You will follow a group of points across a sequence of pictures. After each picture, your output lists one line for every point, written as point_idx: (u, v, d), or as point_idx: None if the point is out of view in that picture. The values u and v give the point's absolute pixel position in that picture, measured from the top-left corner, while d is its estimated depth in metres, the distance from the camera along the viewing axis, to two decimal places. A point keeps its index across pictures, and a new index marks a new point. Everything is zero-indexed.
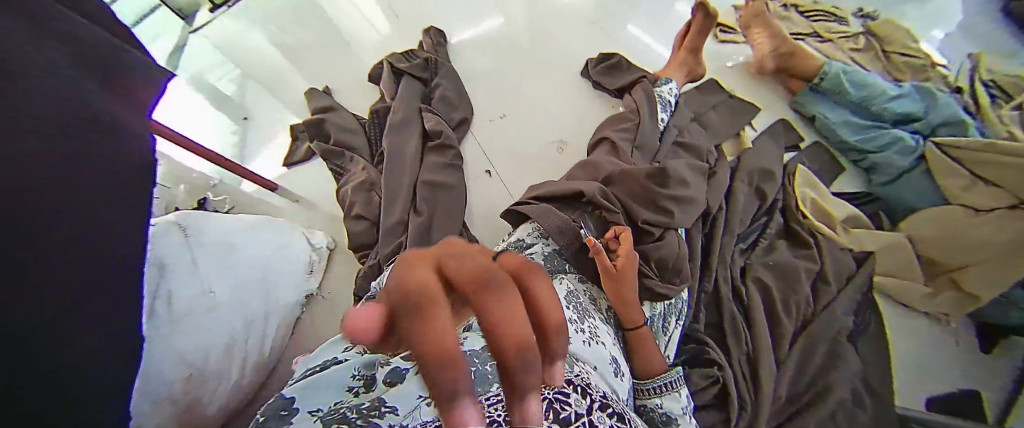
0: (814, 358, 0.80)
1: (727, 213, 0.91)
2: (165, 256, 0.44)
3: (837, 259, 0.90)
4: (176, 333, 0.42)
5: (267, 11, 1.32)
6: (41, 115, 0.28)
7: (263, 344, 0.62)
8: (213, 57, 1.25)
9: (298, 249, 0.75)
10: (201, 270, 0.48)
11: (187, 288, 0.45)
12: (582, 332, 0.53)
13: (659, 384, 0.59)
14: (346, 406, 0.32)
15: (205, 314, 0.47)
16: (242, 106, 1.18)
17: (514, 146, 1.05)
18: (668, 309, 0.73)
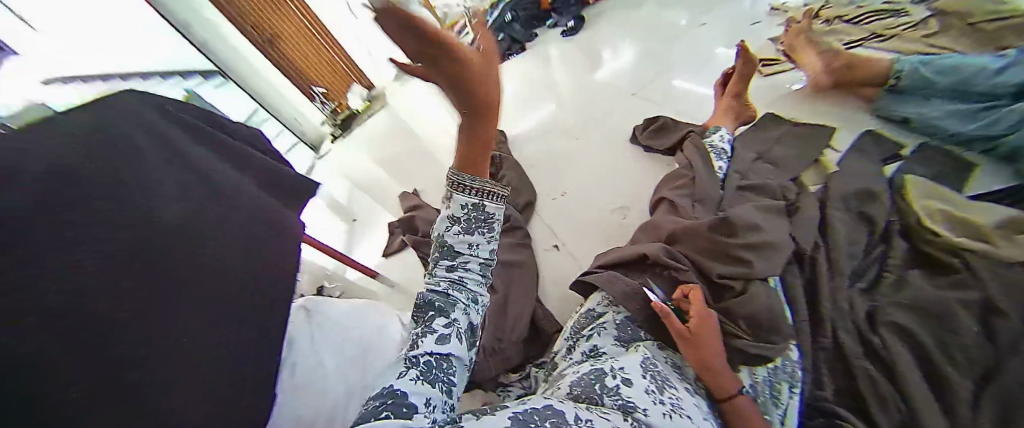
0: (1021, 427, 0.58)
1: (829, 250, 0.80)
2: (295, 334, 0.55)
3: (1017, 284, 0.68)
4: (296, 399, 0.50)
5: (371, 139, 1.71)
6: (216, 248, 0.38)
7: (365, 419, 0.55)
8: (332, 175, 1.62)
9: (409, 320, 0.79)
10: (318, 345, 0.56)
11: (304, 360, 0.53)
12: (661, 403, 0.51)
13: None
14: None
15: (317, 383, 0.53)
16: (352, 215, 1.46)
17: (576, 217, 1.11)
18: (775, 371, 0.65)
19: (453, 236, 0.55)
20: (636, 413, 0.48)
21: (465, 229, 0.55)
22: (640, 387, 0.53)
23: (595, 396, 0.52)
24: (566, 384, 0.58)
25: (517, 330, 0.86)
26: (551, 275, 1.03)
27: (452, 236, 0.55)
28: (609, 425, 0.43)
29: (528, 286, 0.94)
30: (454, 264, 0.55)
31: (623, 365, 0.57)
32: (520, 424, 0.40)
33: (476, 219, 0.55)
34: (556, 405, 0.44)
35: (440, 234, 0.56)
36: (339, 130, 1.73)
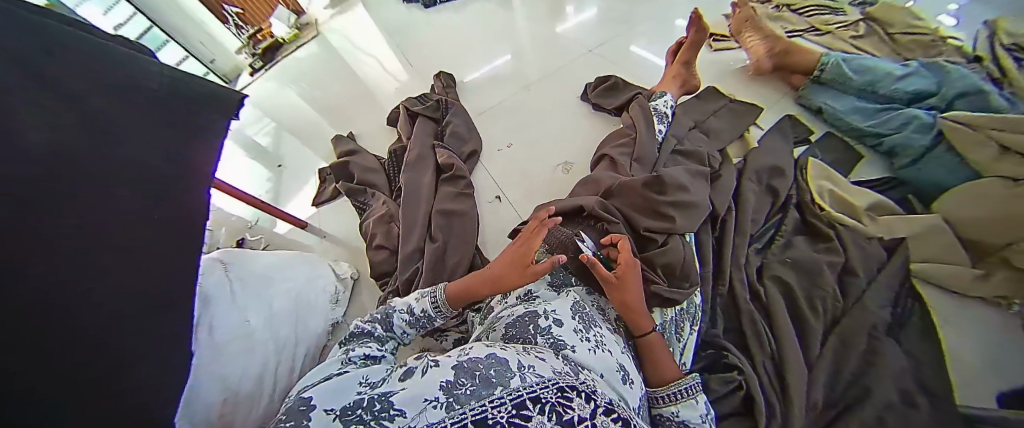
0: (850, 358, 0.75)
1: (737, 214, 0.91)
2: (210, 293, 0.54)
3: (862, 251, 0.85)
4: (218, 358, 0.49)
5: (297, 73, 1.53)
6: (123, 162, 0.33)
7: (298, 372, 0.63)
8: (253, 113, 1.45)
9: (326, 279, 0.86)
10: (238, 307, 0.57)
11: (224, 321, 0.53)
12: (587, 340, 0.55)
13: (673, 391, 0.59)
14: (360, 405, 0.36)
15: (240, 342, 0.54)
16: (279, 158, 1.32)
17: (520, 170, 1.10)
18: (681, 313, 0.74)
19: (401, 321, 0.64)
20: (565, 349, 0.52)
21: (414, 324, 0.65)
22: (570, 327, 0.57)
23: (527, 335, 0.55)
24: (501, 325, 0.60)
25: (456, 275, 0.86)
26: (493, 225, 1.02)
27: (399, 319, 0.64)
28: (541, 362, 0.45)
29: (468, 234, 0.93)
30: (388, 333, 0.62)
31: (555, 308, 0.60)
32: (464, 373, 0.40)
33: (421, 322, 0.66)
34: (496, 353, 0.44)
35: (390, 313, 0.65)
36: (261, 61, 1.56)
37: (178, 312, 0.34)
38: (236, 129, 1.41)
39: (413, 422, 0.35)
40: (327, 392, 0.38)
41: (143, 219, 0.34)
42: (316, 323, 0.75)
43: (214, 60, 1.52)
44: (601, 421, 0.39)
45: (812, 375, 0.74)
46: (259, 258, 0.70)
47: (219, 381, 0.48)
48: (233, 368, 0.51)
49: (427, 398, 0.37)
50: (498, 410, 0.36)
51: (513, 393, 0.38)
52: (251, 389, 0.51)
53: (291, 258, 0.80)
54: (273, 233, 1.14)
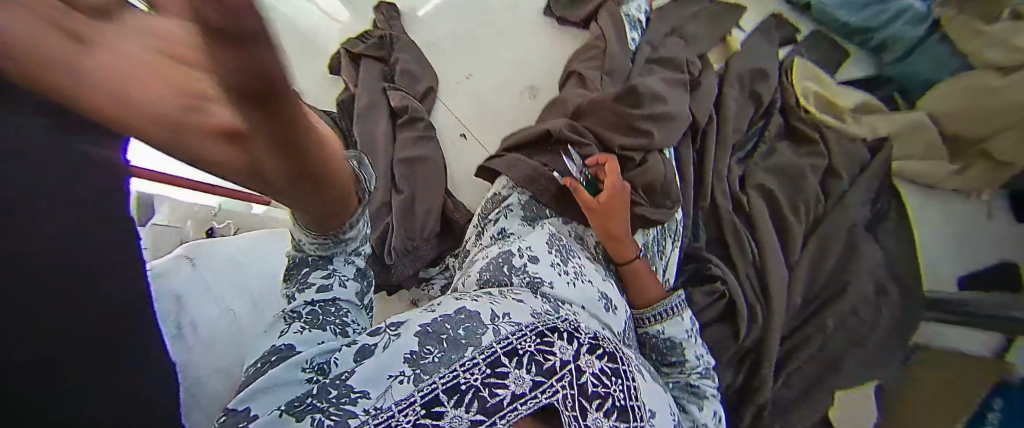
0: (829, 258, 0.79)
1: (720, 123, 0.85)
2: (176, 289, 0.51)
3: (847, 153, 0.84)
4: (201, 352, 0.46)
5: None
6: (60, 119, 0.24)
7: None
8: None
9: None
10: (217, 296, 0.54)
11: (204, 314, 0.51)
12: (565, 274, 0.52)
13: (659, 311, 0.58)
14: (313, 396, 0.31)
15: (230, 328, 0.51)
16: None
17: (487, 100, 1.00)
18: (666, 230, 0.72)
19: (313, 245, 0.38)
20: (542, 286, 0.48)
21: (333, 245, 0.38)
22: (546, 262, 0.53)
23: (502, 277, 0.51)
24: (476, 268, 0.56)
25: (430, 225, 0.82)
26: (460, 164, 0.95)
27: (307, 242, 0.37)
28: (518, 305, 0.42)
29: (435, 180, 0.86)
30: (324, 274, 0.40)
31: (529, 244, 0.56)
32: (428, 337, 0.36)
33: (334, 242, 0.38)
34: (466, 306, 0.40)
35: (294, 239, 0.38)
36: None
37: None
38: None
39: (380, 402, 0.30)
40: (267, 381, 0.31)
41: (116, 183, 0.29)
42: None
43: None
44: (586, 361, 0.37)
45: (792, 280, 0.78)
46: (231, 242, 0.66)
47: (217, 371, 0.46)
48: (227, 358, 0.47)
49: (391, 374, 0.32)
50: (470, 372, 0.33)
51: (486, 351, 0.35)
52: None
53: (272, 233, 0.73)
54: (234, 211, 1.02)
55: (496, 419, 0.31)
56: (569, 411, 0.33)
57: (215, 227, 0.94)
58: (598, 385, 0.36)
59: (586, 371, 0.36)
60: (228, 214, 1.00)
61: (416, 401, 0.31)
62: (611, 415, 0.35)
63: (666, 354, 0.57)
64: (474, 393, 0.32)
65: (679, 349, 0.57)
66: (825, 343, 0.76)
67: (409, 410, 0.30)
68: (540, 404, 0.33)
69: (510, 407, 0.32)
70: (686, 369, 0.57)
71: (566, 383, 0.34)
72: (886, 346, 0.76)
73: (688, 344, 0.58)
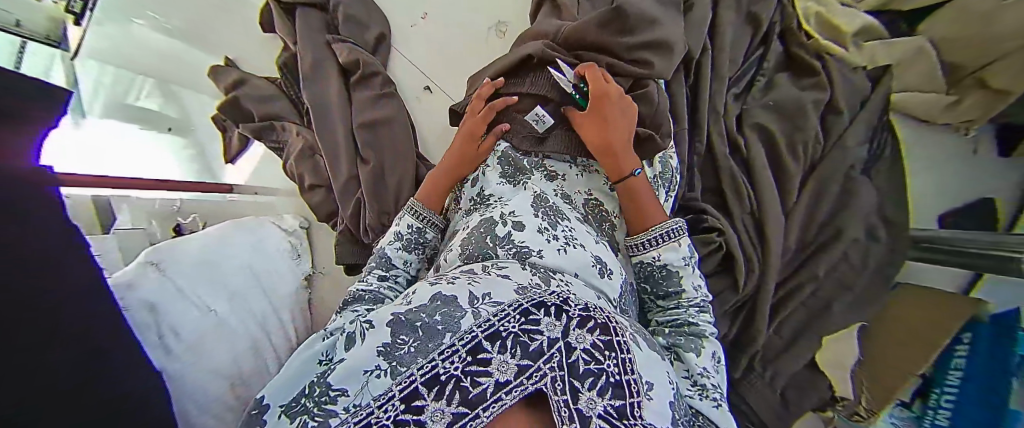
0: (827, 200, 0.76)
1: (715, 55, 0.78)
2: (149, 299, 0.50)
3: (848, 82, 0.80)
4: (196, 359, 0.49)
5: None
6: None
7: (288, 331, 0.68)
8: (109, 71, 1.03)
9: (276, 240, 0.84)
10: (191, 298, 0.55)
11: (186, 316, 0.52)
12: (555, 239, 0.46)
13: (659, 234, 0.54)
14: (309, 390, 0.29)
15: (214, 328, 0.54)
16: (189, 123, 1.03)
17: (453, 46, 0.87)
18: (656, 178, 0.66)
19: (394, 251, 0.57)
20: (531, 256, 0.43)
21: (410, 247, 0.58)
22: (533, 227, 0.47)
23: (487, 249, 0.45)
24: (458, 239, 0.50)
25: (402, 197, 0.73)
26: (431, 122, 0.85)
27: (391, 250, 0.57)
28: (502, 280, 0.37)
29: (401, 143, 0.76)
30: (387, 272, 0.55)
31: (513, 209, 0.50)
32: (402, 326, 0.31)
33: (414, 242, 0.59)
34: (443, 290, 0.35)
35: (381, 249, 0.58)
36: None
37: (69, 308, 0.26)
38: (107, 103, 0.96)
39: (359, 399, 0.27)
40: (280, 381, 0.30)
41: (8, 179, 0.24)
42: (284, 284, 0.77)
43: (18, 19, 0.85)
44: (576, 337, 0.31)
45: (788, 225, 0.75)
46: (186, 245, 0.64)
47: (218, 374, 0.50)
48: (221, 360, 0.51)
49: (367, 368, 0.28)
50: (450, 361, 0.28)
51: (465, 336, 0.29)
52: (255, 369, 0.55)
53: (220, 232, 0.73)
54: (202, 203, 0.90)
55: (479, 412, 0.25)
56: (559, 394, 0.27)
57: (183, 223, 0.83)
58: (591, 362, 0.30)
59: (576, 348, 0.30)
60: (194, 207, 0.88)
61: (398, 398, 0.26)
62: (605, 393, 0.29)
63: (661, 286, 0.54)
64: (455, 383, 0.26)
65: (675, 277, 0.53)
66: (817, 291, 0.76)
67: (390, 404, 0.25)
68: (527, 391, 0.27)
69: (494, 397, 0.26)
70: (683, 302, 0.53)
71: (555, 364, 0.29)
72: (873, 292, 0.76)
73: (686, 272, 0.53)
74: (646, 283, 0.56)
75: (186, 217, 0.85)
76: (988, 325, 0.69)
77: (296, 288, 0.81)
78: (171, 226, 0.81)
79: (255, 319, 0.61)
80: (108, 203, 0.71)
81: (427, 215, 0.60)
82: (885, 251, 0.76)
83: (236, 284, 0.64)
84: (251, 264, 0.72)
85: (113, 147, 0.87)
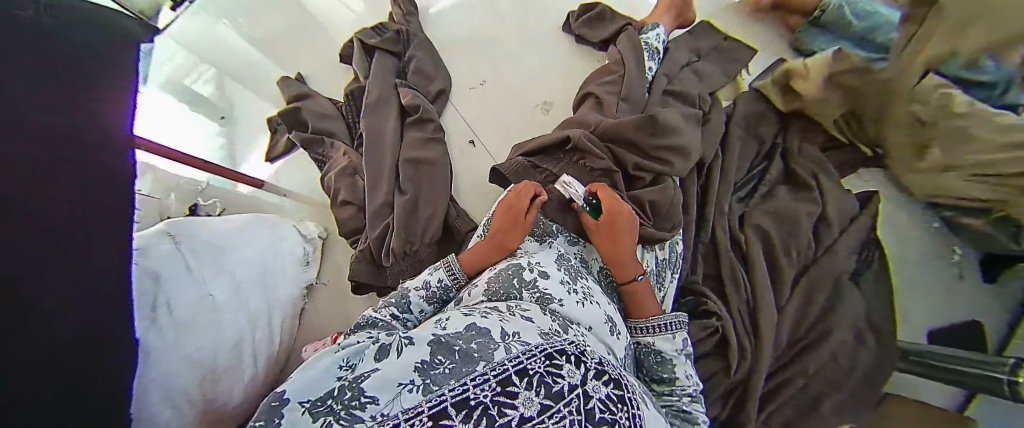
0: (816, 302, 0.82)
1: (723, 161, 0.88)
2: (161, 270, 0.55)
3: (843, 201, 0.88)
4: (183, 336, 0.52)
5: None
6: None
7: (272, 334, 0.73)
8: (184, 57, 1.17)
9: (292, 244, 0.90)
10: (198, 279, 0.60)
11: (187, 296, 0.56)
12: (574, 292, 0.52)
13: (647, 324, 0.59)
14: (335, 394, 0.33)
15: (207, 313, 0.58)
16: (234, 121, 1.11)
17: (492, 109, 0.98)
18: (663, 260, 0.72)
19: (416, 299, 0.57)
20: (552, 303, 0.48)
21: (432, 300, 0.58)
22: (556, 278, 0.53)
23: (513, 290, 0.51)
24: (484, 278, 0.56)
25: (429, 231, 0.80)
26: (468, 170, 0.93)
27: (414, 296, 0.57)
28: (527, 323, 0.42)
29: (438, 183, 0.84)
30: (403, 315, 0.55)
31: (539, 259, 0.56)
32: (439, 348, 0.36)
33: (436, 296, 0.58)
34: (477, 322, 0.40)
35: (405, 291, 0.58)
36: None
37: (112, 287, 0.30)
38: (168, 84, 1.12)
39: (387, 409, 0.31)
40: (309, 377, 0.34)
41: (55, 171, 0.27)
42: (282, 290, 0.82)
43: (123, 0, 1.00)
44: (593, 386, 0.36)
45: (780, 317, 0.81)
46: (206, 227, 0.70)
47: (195, 358, 0.52)
48: (203, 345, 0.54)
49: (402, 381, 0.33)
50: (480, 388, 0.32)
51: (497, 367, 0.34)
52: (224, 363, 0.57)
53: (241, 223, 0.79)
54: (222, 189, 1.03)
55: None
56: None
57: (200, 204, 0.94)
58: (605, 411, 0.34)
59: (593, 397, 0.35)
60: (217, 192, 1.02)
61: (427, 415, 0.30)
62: None
63: (656, 371, 0.57)
64: (483, 410, 0.31)
65: (669, 364, 0.57)
66: (806, 384, 0.78)
67: (417, 419, 0.30)
68: None
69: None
70: (677, 388, 0.56)
71: (573, 408, 0.33)
72: (860, 395, 0.79)
73: (678, 361, 0.57)
74: (642, 368, 0.59)
75: (207, 200, 0.98)
76: None
77: (292, 294, 0.86)
78: (188, 204, 0.93)
79: (245, 314, 0.66)
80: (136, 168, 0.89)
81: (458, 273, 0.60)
82: (870, 355, 0.80)
83: (240, 276, 0.69)
84: (260, 260, 0.77)
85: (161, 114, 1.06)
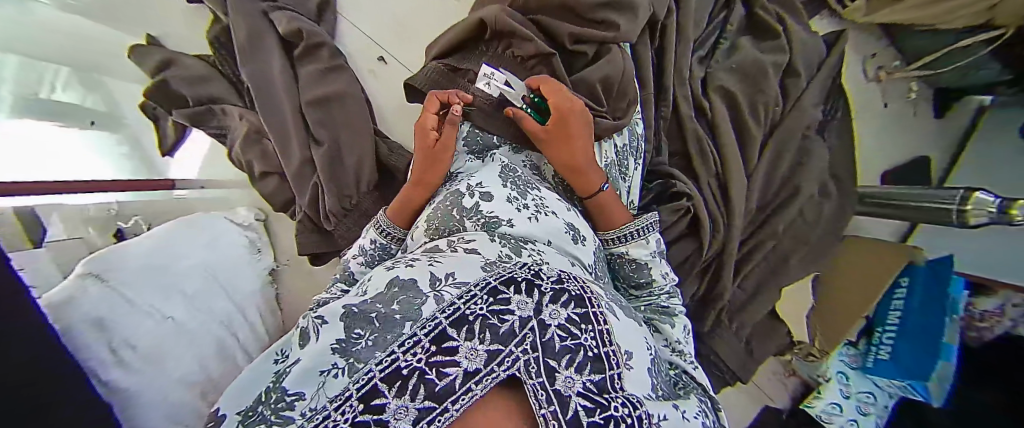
0: (786, 160, 0.79)
1: (680, 17, 0.77)
2: (99, 312, 0.42)
3: (807, 46, 0.82)
4: (157, 369, 0.43)
5: None
6: None
7: (257, 329, 0.65)
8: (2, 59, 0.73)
9: (231, 236, 0.77)
10: (144, 305, 0.48)
11: (141, 328, 0.45)
12: (525, 209, 0.44)
13: (630, 232, 0.54)
14: (263, 400, 0.26)
15: (172, 337, 0.48)
16: (118, 117, 0.86)
17: (403, 21, 0.83)
18: (623, 148, 0.65)
19: (357, 265, 0.51)
20: (500, 225, 0.41)
21: (373, 262, 0.52)
22: (502, 197, 0.45)
23: (454, 222, 0.43)
24: (423, 216, 0.47)
25: (363, 178, 0.69)
26: (388, 96, 0.81)
27: (354, 264, 0.52)
28: (468, 258, 0.35)
29: (358, 120, 0.71)
30: (352, 284, 0.47)
31: (480, 180, 0.47)
32: (356, 319, 0.29)
33: (379, 257, 0.53)
34: (401, 274, 0.33)
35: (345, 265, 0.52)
36: None
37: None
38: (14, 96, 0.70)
39: (314, 404, 0.24)
40: (239, 382, 0.29)
41: None
42: (245, 282, 0.72)
43: None
44: (549, 313, 0.30)
45: (750, 184, 0.78)
46: (124, 249, 0.55)
47: (183, 382, 0.45)
48: (184, 369, 0.46)
49: (323, 368, 0.26)
50: (411, 353, 0.26)
51: (427, 324, 0.27)
52: (220, 376, 0.50)
53: (159, 236, 0.64)
54: (142, 203, 0.79)
55: (447, 405, 0.23)
56: (533, 378, 0.26)
57: (124, 227, 0.72)
58: (566, 338, 0.29)
59: (550, 325, 0.29)
60: (134, 208, 0.76)
61: (358, 400, 0.23)
62: (584, 369, 0.28)
63: (633, 277, 0.54)
64: (419, 376, 0.24)
65: (646, 270, 0.53)
66: (777, 245, 0.80)
67: (347, 406, 0.23)
68: (499, 379, 0.26)
69: (464, 388, 0.24)
70: (655, 289, 0.53)
71: (527, 346, 0.27)
72: (825, 243, 0.81)
73: (654, 264, 0.54)
74: (616, 275, 0.56)
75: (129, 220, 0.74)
76: (924, 268, 0.78)
77: (260, 285, 0.76)
78: (112, 232, 0.69)
79: (219, 323, 0.57)
80: (30, 213, 0.56)
81: (392, 230, 0.53)
82: (835, 208, 0.82)
83: (191, 289, 0.57)
84: (204, 263, 0.65)
85: (38, 139, 0.68)
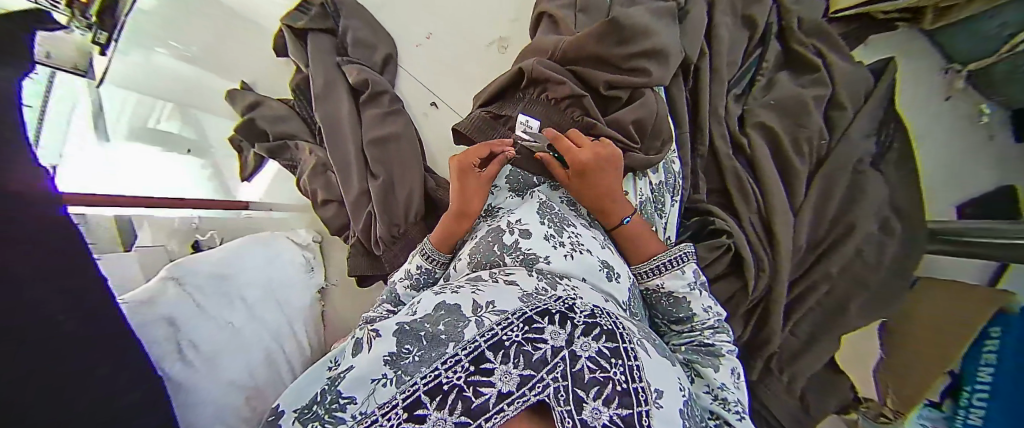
0: (835, 199, 0.76)
1: (713, 58, 0.79)
2: (173, 314, 0.52)
3: (851, 78, 0.80)
4: (213, 365, 0.51)
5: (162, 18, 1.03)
6: None
7: (303, 340, 0.72)
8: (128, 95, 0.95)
9: (291, 254, 0.85)
10: (209, 312, 0.57)
11: (203, 331, 0.54)
12: (561, 246, 0.48)
13: (659, 264, 0.55)
14: (319, 398, 0.31)
15: (230, 340, 0.56)
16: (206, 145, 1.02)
17: (450, 67, 0.92)
18: (660, 185, 0.67)
19: (404, 288, 0.58)
20: (537, 262, 0.45)
21: (420, 285, 0.58)
22: (540, 234, 0.48)
23: (495, 257, 0.47)
24: (467, 249, 0.52)
25: (412, 208, 0.76)
26: (438, 134, 0.89)
27: (401, 287, 0.58)
28: (506, 289, 0.39)
29: (409, 158, 0.79)
30: (398, 307, 0.56)
31: (520, 217, 0.51)
32: (406, 336, 0.33)
33: (423, 281, 0.58)
34: (447, 300, 0.37)
35: (392, 286, 0.59)
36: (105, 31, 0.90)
37: (73, 351, 0.27)
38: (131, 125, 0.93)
39: (364, 408, 0.29)
40: (298, 385, 0.33)
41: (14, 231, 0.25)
42: (298, 298, 0.80)
43: (48, 52, 0.77)
44: (580, 344, 0.33)
45: (797, 221, 0.76)
46: (200, 259, 0.66)
47: (231, 383, 0.52)
48: (236, 370, 0.54)
49: (374, 377, 0.31)
50: (452, 370, 0.29)
51: (468, 346, 0.31)
52: (263, 381, 0.56)
53: (230, 248, 0.75)
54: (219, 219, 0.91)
55: (481, 421, 0.26)
56: (562, 405, 0.29)
57: (201, 240, 0.84)
58: (595, 370, 0.31)
59: (581, 357, 0.32)
60: (213, 223, 0.89)
61: (400, 409, 0.27)
62: (611, 402, 0.30)
63: (671, 312, 0.55)
64: (457, 393, 0.28)
65: (683, 303, 0.54)
66: (830, 287, 0.76)
67: (392, 413, 0.27)
68: (529, 402, 0.29)
69: (497, 408, 0.27)
70: (697, 325, 0.54)
71: (558, 374, 0.30)
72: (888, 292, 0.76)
73: (693, 297, 0.54)
74: (656, 310, 0.57)
75: (205, 233, 0.86)
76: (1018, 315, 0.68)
77: (309, 302, 0.83)
78: (189, 242, 0.82)
79: (270, 332, 0.64)
80: (129, 223, 0.73)
81: (435, 256, 0.58)
82: (896, 248, 0.76)
83: (251, 298, 0.66)
84: (265, 278, 0.74)
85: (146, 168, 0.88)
